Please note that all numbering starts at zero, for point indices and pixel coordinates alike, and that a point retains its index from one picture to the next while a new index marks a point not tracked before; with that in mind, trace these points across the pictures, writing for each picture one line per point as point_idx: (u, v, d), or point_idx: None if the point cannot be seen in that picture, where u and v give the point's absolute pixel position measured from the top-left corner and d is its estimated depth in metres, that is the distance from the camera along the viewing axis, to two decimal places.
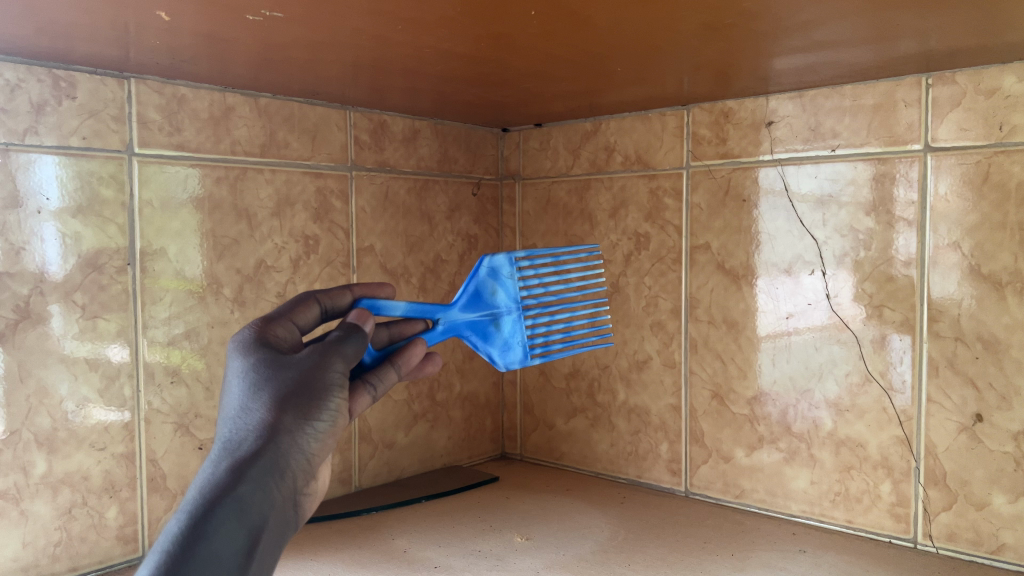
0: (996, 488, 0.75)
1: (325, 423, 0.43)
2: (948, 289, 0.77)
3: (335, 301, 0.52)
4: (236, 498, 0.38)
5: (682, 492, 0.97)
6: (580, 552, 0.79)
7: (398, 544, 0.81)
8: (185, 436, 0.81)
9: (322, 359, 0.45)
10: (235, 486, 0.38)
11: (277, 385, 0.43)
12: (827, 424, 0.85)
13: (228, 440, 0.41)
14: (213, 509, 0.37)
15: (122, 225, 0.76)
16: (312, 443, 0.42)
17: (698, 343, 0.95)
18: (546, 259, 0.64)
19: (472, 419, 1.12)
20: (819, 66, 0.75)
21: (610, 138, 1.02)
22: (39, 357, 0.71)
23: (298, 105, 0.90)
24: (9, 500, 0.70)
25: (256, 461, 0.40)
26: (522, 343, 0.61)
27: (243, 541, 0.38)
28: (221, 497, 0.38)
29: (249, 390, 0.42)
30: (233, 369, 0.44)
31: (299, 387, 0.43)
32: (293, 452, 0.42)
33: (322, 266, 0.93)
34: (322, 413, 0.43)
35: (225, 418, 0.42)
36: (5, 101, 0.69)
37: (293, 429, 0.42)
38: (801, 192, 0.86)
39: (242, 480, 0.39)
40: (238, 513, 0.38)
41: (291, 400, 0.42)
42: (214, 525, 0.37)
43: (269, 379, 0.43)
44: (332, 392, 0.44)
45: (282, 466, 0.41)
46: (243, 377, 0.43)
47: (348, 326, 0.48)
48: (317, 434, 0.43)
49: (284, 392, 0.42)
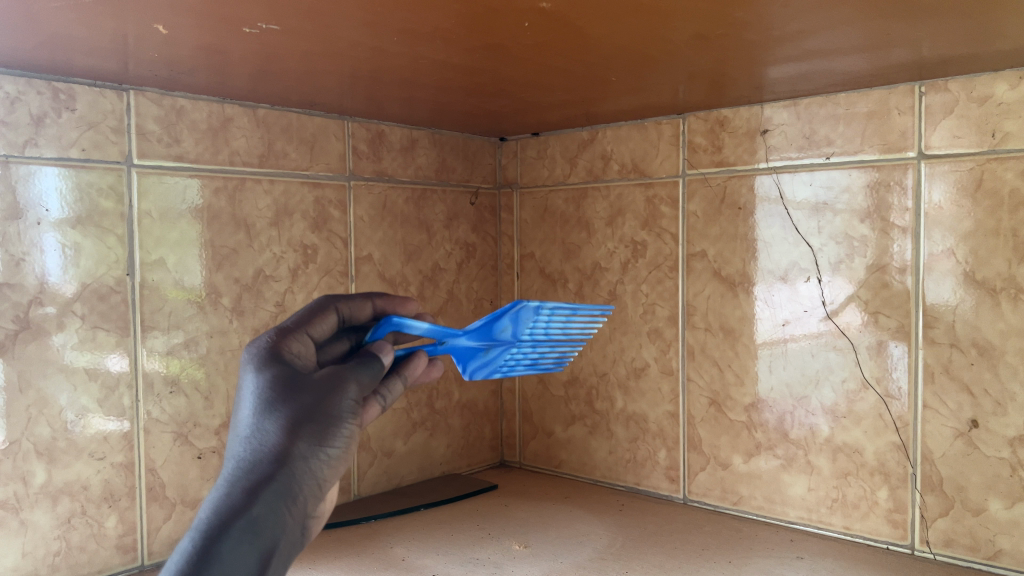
0: (992, 493, 0.75)
1: (339, 448, 0.42)
2: (943, 295, 0.77)
3: (353, 312, 0.52)
4: (247, 526, 0.37)
5: (680, 499, 0.97)
6: (579, 560, 0.79)
7: (397, 553, 0.81)
8: (185, 444, 0.82)
9: (339, 382, 0.43)
10: (248, 512, 0.37)
11: (293, 406, 0.41)
12: (824, 431, 0.85)
13: (240, 459, 0.39)
14: (222, 537, 0.36)
15: (122, 236, 0.77)
16: (326, 469, 0.41)
17: (695, 350, 0.95)
18: (565, 313, 0.60)
19: (470, 428, 1.13)
20: (812, 75, 0.76)
21: (607, 146, 1.03)
22: (39, 367, 0.72)
23: (296, 115, 0.90)
24: (9, 510, 0.70)
25: (268, 486, 0.38)
26: (498, 368, 0.58)
27: (253, 570, 0.37)
28: (231, 524, 0.37)
29: (263, 408, 0.40)
30: (247, 384, 0.42)
31: (315, 411, 0.41)
32: (307, 478, 0.40)
33: (321, 275, 0.93)
34: (337, 437, 0.41)
35: (236, 435, 0.40)
36: (5, 114, 0.70)
37: (307, 454, 0.40)
38: (796, 200, 0.87)
39: (253, 506, 0.38)
40: (247, 541, 0.37)
41: (306, 424, 0.41)
42: (222, 554, 0.36)
43: (283, 400, 0.41)
44: (349, 416, 0.42)
45: (295, 491, 0.39)
46: (256, 394, 0.41)
47: (366, 355, 0.46)
48: (332, 460, 0.41)
49: (300, 415, 0.41)
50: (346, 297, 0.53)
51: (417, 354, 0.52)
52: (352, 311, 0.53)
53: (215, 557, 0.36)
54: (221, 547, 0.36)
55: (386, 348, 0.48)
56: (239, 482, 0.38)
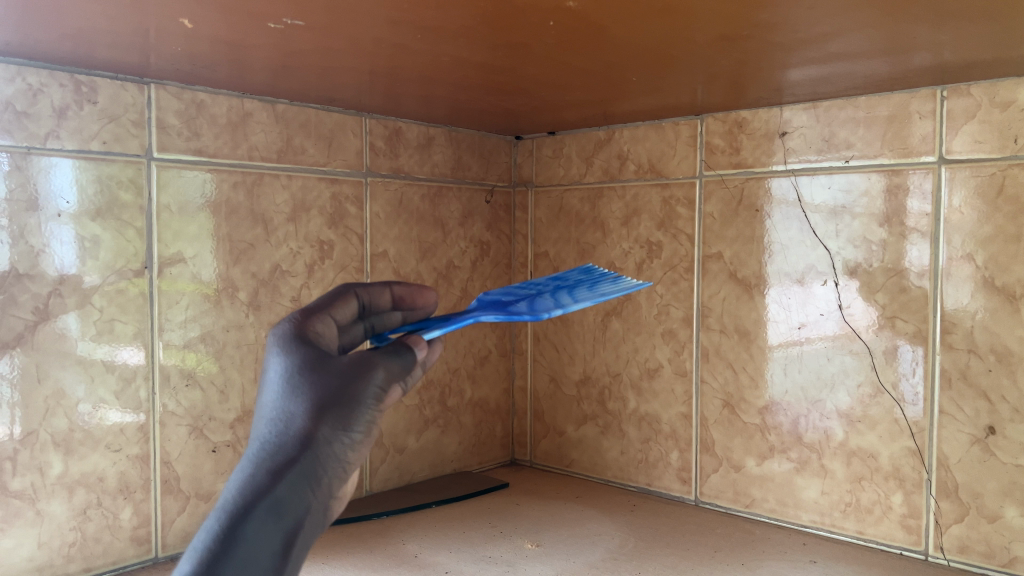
0: (1008, 500, 0.75)
1: (365, 431, 0.40)
2: (961, 301, 0.77)
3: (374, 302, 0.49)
4: (270, 508, 0.37)
5: (692, 500, 0.97)
6: (591, 560, 0.79)
7: (409, 549, 0.81)
8: (199, 438, 0.82)
9: (367, 364, 0.41)
10: (271, 493, 0.37)
11: (319, 387, 0.40)
12: (839, 435, 0.85)
13: (265, 441, 0.39)
14: (246, 517, 0.36)
15: (141, 229, 0.77)
16: (352, 452, 0.40)
17: (709, 351, 0.95)
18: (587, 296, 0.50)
19: (482, 426, 1.12)
20: (834, 77, 0.76)
21: (623, 146, 1.03)
22: (56, 359, 0.72)
23: (314, 111, 0.90)
24: (26, 501, 0.71)
25: (292, 469, 0.38)
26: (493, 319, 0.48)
27: (276, 550, 0.37)
28: (254, 505, 0.36)
29: (287, 390, 0.40)
30: (272, 365, 0.41)
31: (340, 393, 0.40)
32: (332, 462, 0.39)
33: (337, 271, 0.93)
34: (363, 420, 0.40)
35: (262, 417, 0.39)
36: (27, 105, 0.70)
37: (331, 437, 0.39)
38: (814, 203, 0.86)
39: (276, 488, 0.37)
40: (271, 522, 0.37)
41: (332, 407, 0.40)
42: (245, 534, 0.36)
43: (308, 382, 0.40)
44: (376, 399, 0.41)
45: (319, 475, 0.39)
46: (281, 375, 0.40)
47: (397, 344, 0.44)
48: (357, 443, 0.40)
49: (325, 397, 0.40)
50: (366, 286, 0.50)
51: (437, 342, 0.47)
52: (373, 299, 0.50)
53: (239, 537, 0.36)
54: (244, 527, 0.36)
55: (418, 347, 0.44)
56: (263, 464, 0.38)
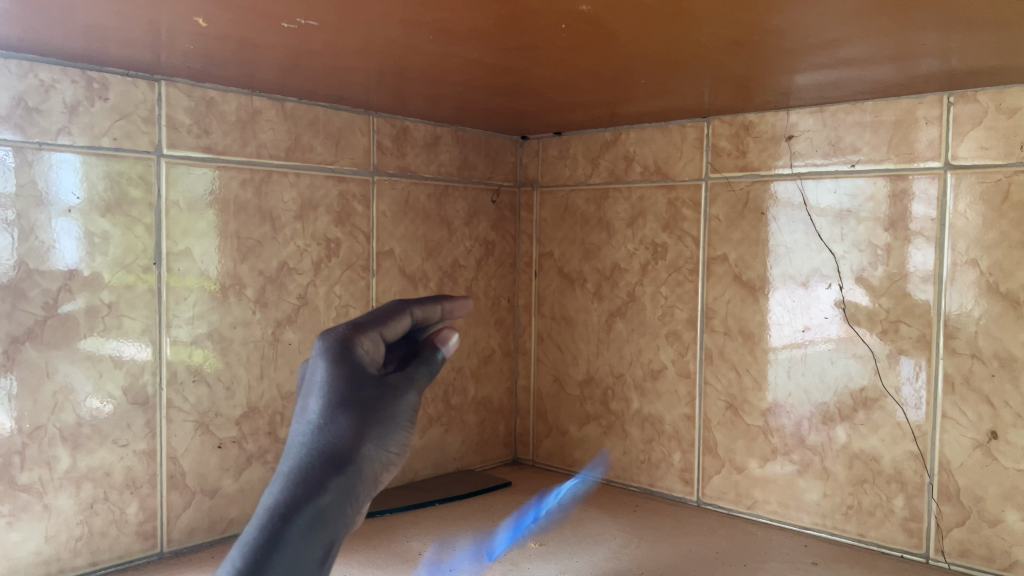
0: (1009, 505, 0.75)
1: (402, 450, 0.41)
2: (965, 307, 0.77)
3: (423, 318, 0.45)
4: (313, 521, 0.38)
5: (694, 501, 0.98)
6: (594, 559, 0.79)
7: (413, 547, 0.82)
8: (205, 434, 0.82)
9: (410, 386, 0.42)
10: (314, 508, 0.38)
11: (365, 407, 0.40)
12: (841, 438, 0.86)
13: (308, 451, 0.39)
14: (289, 529, 0.38)
15: (150, 225, 0.77)
16: (388, 468, 0.41)
17: (713, 354, 0.95)
18: None
19: (485, 424, 1.13)
20: (841, 82, 0.76)
21: (630, 148, 1.03)
22: (65, 353, 0.72)
23: (322, 110, 0.91)
24: (33, 494, 0.71)
25: (334, 488, 0.39)
26: None
27: (315, 560, 0.38)
28: (298, 521, 0.38)
29: (332, 405, 0.40)
30: (318, 376, 0.40)
31: (383, 414, 0.41)
32: (370, 478, 0.40)
33: (343, 269, 0.94)
34: (401, 441, 0.41)
35: (305, 425, 0.40)
36: (39, 102, 0.70)
37: (372, 454, 0.40)
38: (820, 207, 0.87)
39: (320, 503, 0.38)
40: (313, 534, 0.38)
41: (374, 426, 0.40)
42: (288, 543, 0.38)
43: (354, 402, 0.40)
44: (414, 419, 0.42)
45: (358, 490, 0.40)
46: (325, 390, 0.40)
47: (428, 352, 0.43)
48: (394, 461, 0.41)
49: (370, 415, 0.40)
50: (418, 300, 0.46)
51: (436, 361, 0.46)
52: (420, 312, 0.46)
53: (281, 546, 0.38)
54: (287, 539, 0.38)
55: (450, 337, 0.44)
56: (307, 477, 0.39)
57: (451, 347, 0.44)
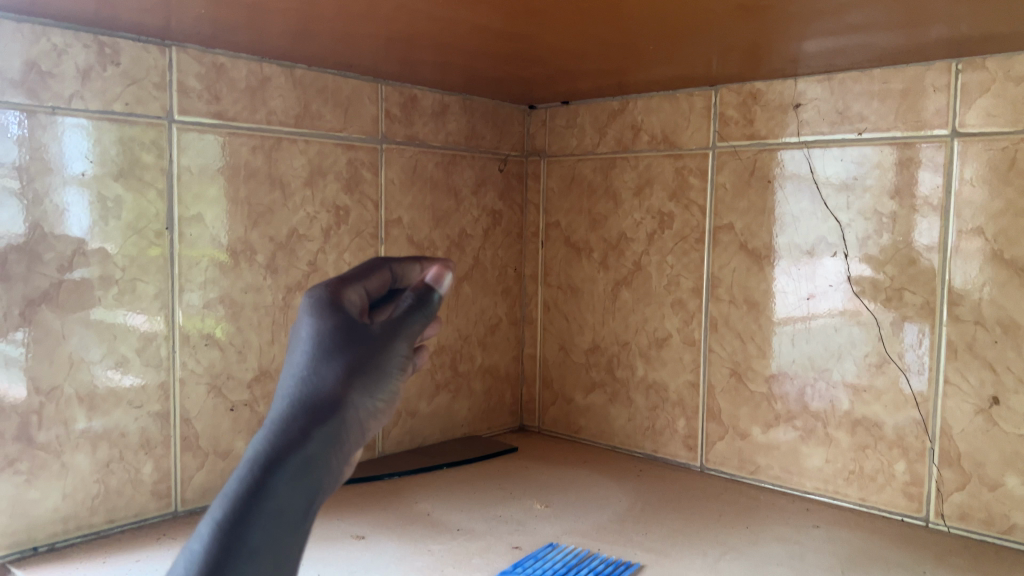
0: (1010, 469, 0.76)
1: (386, 399, 0.41)
2: (969, 275, 0.78)
3: (408, 275, 0.46)
4: (300, 464, 0.37)
5: (697, 467, 0.99)
6: (599, 521, 0.81)
7: (421, 508, 0.83)
8: (218, 397, 0.84)
9: (397, 335, 0.41)
10: (300, 451, 0.37)
11: (352, 354, 0.40)
12: (844, 404, 0.87)
13: (294, 398, 0.39)
14: (277, 472, 0.37)
15: (162, 190, 0.78)
16: (372, 418, 0.40)
17: (718, 322, 0.96)
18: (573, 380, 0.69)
19: (492, 392, 1.14)
20: (850, 50, 0.76)
21: (637, 117, 1.03)
22: (80, 316, 0.73)
23: (331, 77, 0.91)
24: (51, 453, 0.72)
25: (321, 430, 0.38)
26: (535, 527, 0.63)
27: (301, 506, 0.37)
28: (285, 461, 0.37)
29: (320, 353, 0.40)
30: (304, 327, 0.40)
31: (370, 361, 0.40)
32: (356, 426, 0.40)
33: (352, 237, 0.94)
34: (386, 389, 0.41)
35: (291, 373, 0.39)
36: (52, 66, 0.71)
37: (358, 403, 0.40)
38: (826, 176, 0.87)
39: (307, 445, 0.37)
40: (300, 479, 0.37)
41: (360, 373, 0.40)
42: (276, 487, 0.36)
43: (341, 349, 0.40)
44: (398, 368, 0.41)
45: (344, 437, 0.39)
46: (313, 339, 0.40)
47: (419, 294, 0.43)
48: (379, 411, 0.41)
49: (356, 363, 0.40)
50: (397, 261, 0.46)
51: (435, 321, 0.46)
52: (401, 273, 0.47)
53: (269, 489, 0.36)
54: (275, 481, 0.37)
55: (443, 276, 0.44)
56: (294, 419, 0.38)
57: (445, 288, 0.44)
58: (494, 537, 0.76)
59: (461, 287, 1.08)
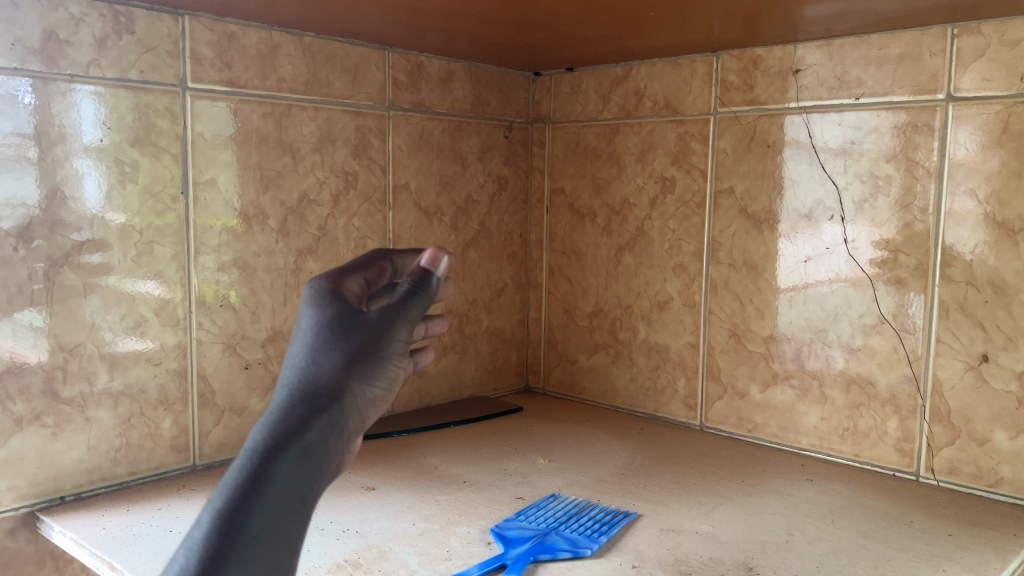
0: (998, 425, 0.79)
1: (387, 386, 0.41)
2: (962, 237, 0.80)
3: (405, 267, 0.50)
4: (298, 454, 0.37)
5: (697, 425, 1.02)
6: (600, 474, 0.84)
7: (429, 462, 0.87)
8: (233, 355, 0.87)
9: (396, 320, 0.41)
10: (297, 440, 0.37)
11: (350, 342, 0.40)
12: (839, 363, 0.89)
13: (293, 387, 0.39)
14: (275, 461, 0.37)
15: (176, 155, 0.81)
16: (373, 405, 0.40)
17: (718, 284, 0.99)
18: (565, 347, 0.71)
19: (497, 354, 1.17)
20: (848, 15, 0.77)
21: (640, 83, 1.05)
22: (101, 277, 0.76)
23: (339, 45, 0.93)
24: (76, 408, 0.76)
25: (319, 418, 0.38)
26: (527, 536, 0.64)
27: (300, 495, 0.37)
28: (283, 450, 0.37)
29: (318, 342, 0.40)
30: (304, 318, 0.41)
31: (368, 348, 0.40)
32: (355, 413, 0.39)
33: (360, 202, 0.97)
34: (386, 376, 0.41)
35: (291, 364, 0.40)
36: (70, 34, 0.73)
37: (358, 390, 0.39)
38: (824, 140, 0.89)
39: (305, 434, 0.37)
40: (299, 468, 0.37)
41: (359, 361, 0.40)
42: (275, 476, 0.36)
43: (340, 338, 0.40)
44: (399, 355, 0.41)
45: (344, 425, 0.39)
46: (312, 330, 0.40)
47: (417, 278, 0.43)
48: (379, 397, 0.40)
49: (354, 351, 0.40)
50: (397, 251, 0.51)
51: (447, 280, 0.48)
52: (400, 266, 0.50)
53: (267, 479, 0.36)
54: (273, 471, 0.36)
55: (440, 258, 0.43)
56: (292, 409, 0.38)
57: (442, 270, 0.43)
58: (499, 488, 0.79)
59: (467, 252, 1.11)
